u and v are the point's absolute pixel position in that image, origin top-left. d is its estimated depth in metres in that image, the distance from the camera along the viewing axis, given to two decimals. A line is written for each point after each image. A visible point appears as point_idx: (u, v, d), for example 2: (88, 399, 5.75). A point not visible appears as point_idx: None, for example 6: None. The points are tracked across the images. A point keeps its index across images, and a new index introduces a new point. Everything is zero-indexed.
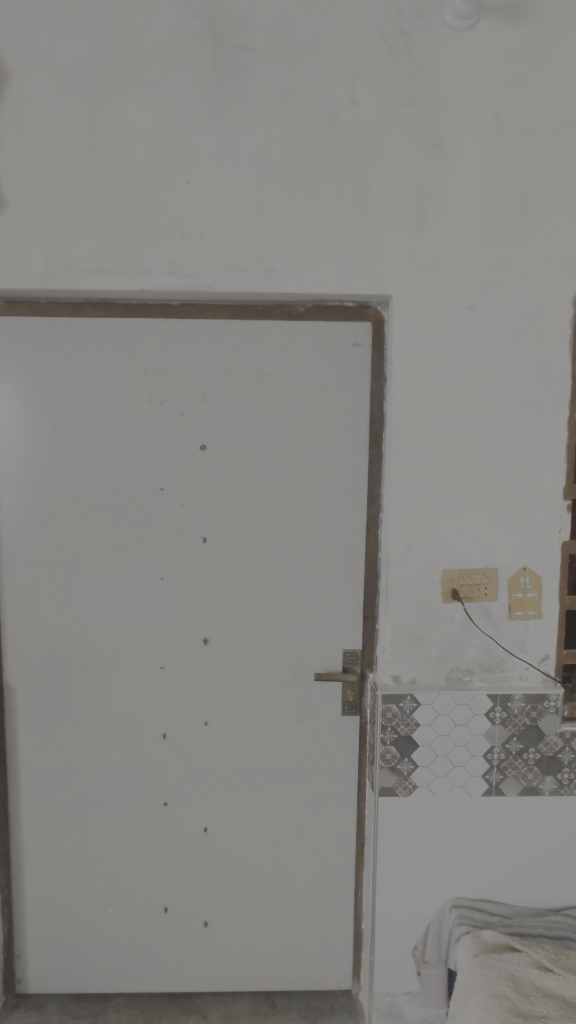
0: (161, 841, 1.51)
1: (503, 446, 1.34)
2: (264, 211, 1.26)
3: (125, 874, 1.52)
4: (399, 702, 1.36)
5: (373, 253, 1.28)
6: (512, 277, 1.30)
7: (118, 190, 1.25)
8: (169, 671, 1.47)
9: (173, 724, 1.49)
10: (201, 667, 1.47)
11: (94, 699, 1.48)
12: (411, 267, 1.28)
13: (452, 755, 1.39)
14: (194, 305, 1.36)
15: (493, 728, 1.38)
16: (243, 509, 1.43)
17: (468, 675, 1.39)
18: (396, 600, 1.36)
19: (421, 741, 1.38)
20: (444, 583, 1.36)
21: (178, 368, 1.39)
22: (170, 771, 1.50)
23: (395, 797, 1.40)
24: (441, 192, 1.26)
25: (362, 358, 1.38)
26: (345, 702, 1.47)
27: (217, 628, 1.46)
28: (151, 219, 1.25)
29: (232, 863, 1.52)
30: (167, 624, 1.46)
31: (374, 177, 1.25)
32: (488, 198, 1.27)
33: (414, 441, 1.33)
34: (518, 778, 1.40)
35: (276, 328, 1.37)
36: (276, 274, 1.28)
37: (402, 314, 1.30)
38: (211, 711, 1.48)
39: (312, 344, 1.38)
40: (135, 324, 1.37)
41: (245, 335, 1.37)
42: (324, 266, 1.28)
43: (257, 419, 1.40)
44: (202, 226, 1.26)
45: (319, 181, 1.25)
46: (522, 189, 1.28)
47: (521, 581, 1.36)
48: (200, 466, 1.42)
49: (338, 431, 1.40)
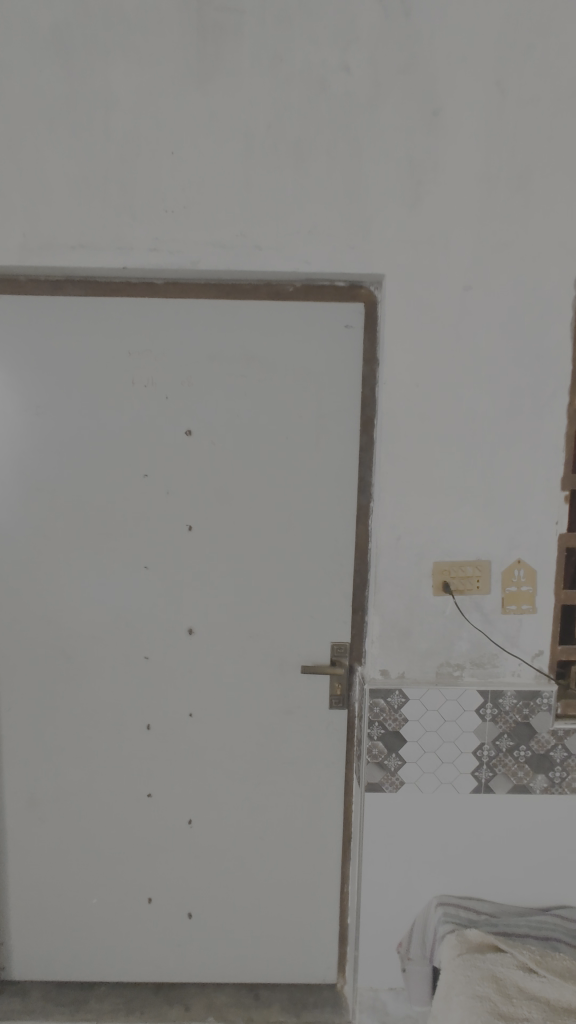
0: (144, 832, 1.50)
1: (498, 436, 1.29)
2: (250, 186, 1.20)
3: (109, 866, 1.51)
4: (386, 698, 1.33)
5: (365, 231, 1.22)
6: (511, 256, 1.24)
7: (99, 164, 1.19)
8: (153, 662, 1.44)
9: (157, 716, 1.46)
10: (185, 659, 1.44)
11: (77, 688, 1.45)
12: (405, 247, 1.23)
13: (441, 752, 1.36)
14: (179, 285, 1.31)
15: (484, 725, 1.35)
16: (229, 497, 1.39)
17: (459, 671, 1.35)
18: (385, 593, 1.32)
19: (409, 737, 1.35)
20: (434, 576, 1.31)
21: (163, 351, 1.34)
22: (154, 762, 1.48)
23: (382, 794, 1.37)
24: (438, 167, 1.20)
25: (353, 340, 1.33)
26: (332, 694, 1.43)
27: (203, 618, 1.42)
28: (132, 194, 1.20)
29: (217, 856, 1.50)
30: (151, 614, 1.42)
31: (367, 150, 1.19)
32: (487, 173, 1.21)
33: (406, 429, 1.28)
34: (508, 776, 1.37)
35: (263, 309, 1.32)
36: (263, 252, 1.22)
37: (395, 295, 1.24)
38: (195, 703, 1.45)
39: (302, 325, 1.32)
40: (119, 304, 1.32)
41: (231, 316, 1.32)
42: (313, 244, 1.22)
43: (244, 404, 1.36)
44: (186, 201, 1.20)
45: (309, 154, 1.19)
46: (521, 163, 1.21)
47: (515, 575, 1.32)
48: (185, 451, 1.38)
49: (328, 417, 1.36)
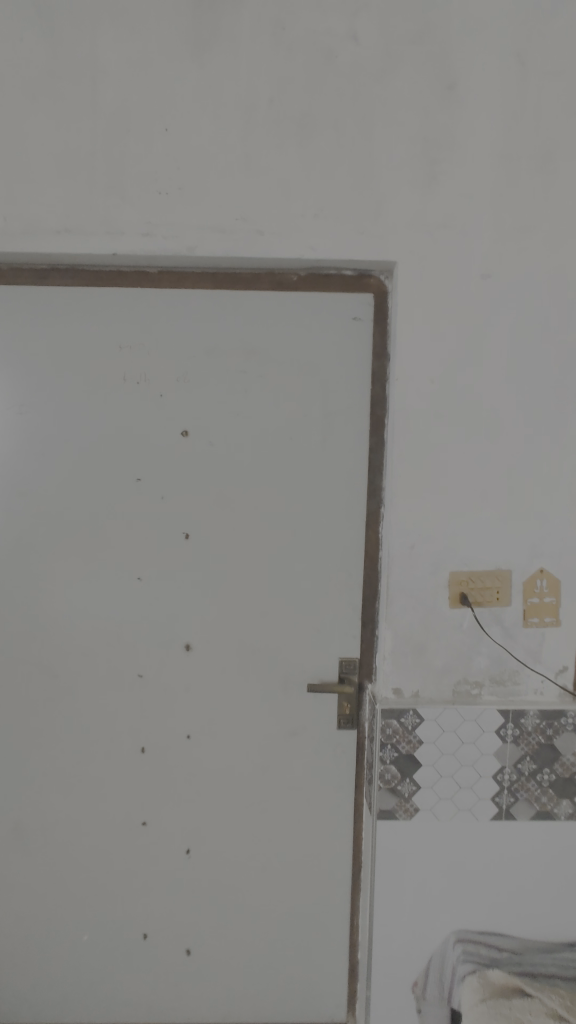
0: (139, 862, 1.39)
1: (519, 437, 1.20)
2: (251, 164, 1.10)
3: (100, 900, 1.40)
4: (399, 719, 1.23)
5: (375, 214, 1.13)
6: (532, 241, 1.15)
7: (85, 140, 1.10)
8: (147, 680, 1.33)
9: (152, 738, 1.35)
10: (182, 677, 1.33)
11: (65, 709, 1.35)
12: (418, 232, 1.13)
13: (458, 777, 1.26)
14: (173, 274, 1.22)
15: (504, 747, 1.25)
16: (229, 502, 1.29)
17: (477, 689, 1.25)
18: (398, 606, 1.22)
19: (424, 760, 1.25)
20: (451, 587, 1.22)
21: (157, 345, 1.24)
22: (148, 788, 1.37)
23: (395, 822, 1.27)
24: (454, 144, 1.11)
25: (362, 333, 1.23)
26: (340, 715, 1.32)
27: (200, 633, 1.32)
28: (122, 173, 1.10)
29: (217, 888, 1.39)
30: (145, 628, 1.32)
31: (377, 127, 1.10)
32: (507, 152, 1.12)
33: (419, 428, 1.19)
34: (531, 802, 1.27)
35: (265, 300, 1.23)
36: (265, 236, 1.12)
37: (408, 284, 1.15)
38: (193, 724, 1.35)
39: (307, 318, 1.23)
40: (109, 294, 1.23)
41: (230, 308, 1.23)
42: (319, 228, 1.13)
43: (245, 402, 1.26)
44: (181, 180, 1.11)
45: (314, 130, 1.10)
46: (543, 140, 1.12)
47: (537, 586, 1.22)
48: (181, 453, 1.28)
49: (335, 416, 1.26)
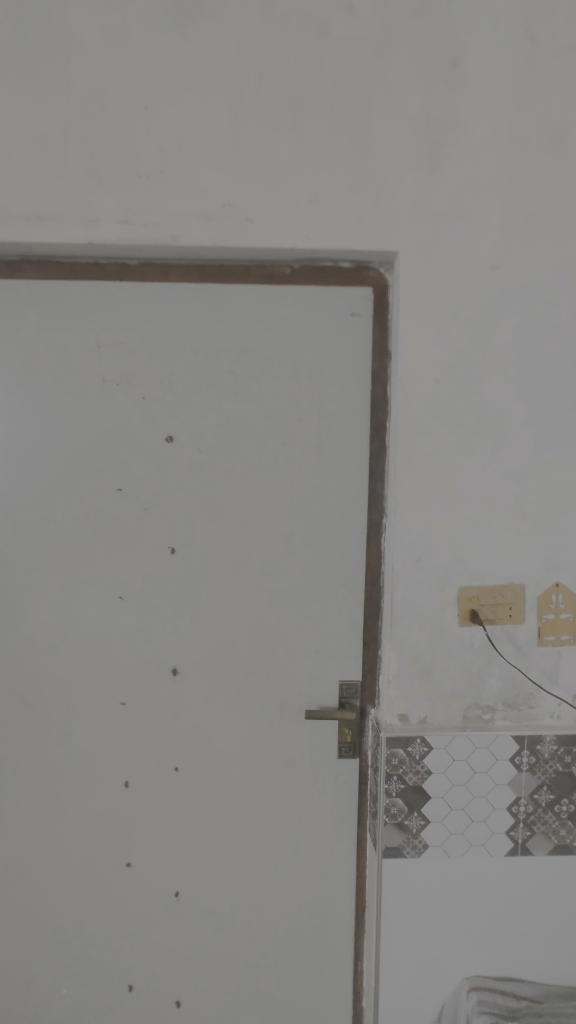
0: (122, 909, 1.26)
1: (531, 441, 1.11)
2: (239, 144, 1.01)
3: (81, 951, 1.27)
4: (406, 747, 1.13)
5: (374, 200, 1.04)
6: (544, 231, 1.07)
7: (58, 119, 1.00)
8: (131, 708, 1.22)
9: (136, 771, 1.23)
10: (169, 704, 1.22)
11: (42, 741, 1.23)
12: (421, 220, 1.05)
13: (470, 809, 1.16)
14: (156, 267, 1.13)
15: (519, 776, 1.15)
16: (220, 512, 1.19)
17: (489, 714, 1.15)
18: (403, 625, 1.13)
19: (433, 792, 1.15)
20: (460, 604, 1.12)
21: (139, 343, 1.15)
22: (132, 826, 1.25)
23: (402, 860, 1.17)
24: (459, 126, 1.03)
25: (360, 330, 1.14)
26: (341, 743, 1.22)
27: (188, 656, 1.21)
28: (99, 155, 1.01)
29: (209, 935, 1.26)
30: (128, 650, 1.21)
31: (376, 107, 1.02)
32: (516, 135, 1.04)
33: (424, 432, 1.10)
34: (548, 836, 1.17)
35: (256, 294, 1.13)
36: (255, 224, 1.03)
37: (411, 276, 1.06)
38: (182, 755, 1.23)
39: (302, 314, 1.14)
40: (87, 289, 1.14)
41: (218, 303, 1.14)
42: (314, 215, 1.03)
43: (235, 405, 1.16)
44: (163, 163, 1.01)
45: (307, 109, 1.01)
46: (554, 122, 1.04)
47: (553, 601, 1.13)
48: (166, 461, 1.18)
49: (333, 419, 1.16)
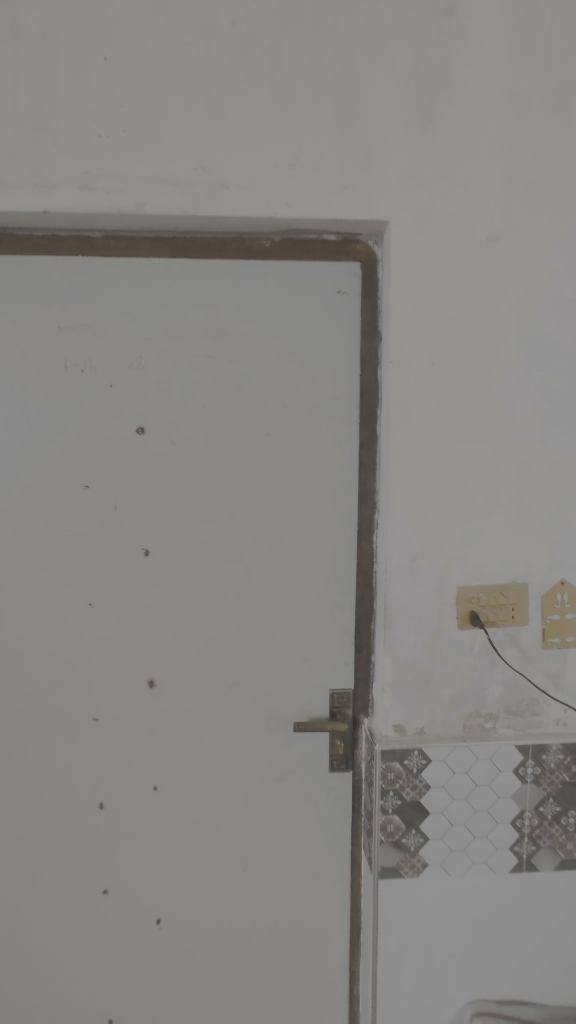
0: (100, 940, 1.16)
1: (534, 429, 1.03)
2: (211, 100, 0.91)
3: (55, 987, 1.17)
4: (403, 761, 1.05)
5: (362, 163, 0.94)
6: (547, 198, 0.98)
7: (7, 71, 0.89)
8: (104, 724, 1.12)
9: (112, 792, 1.14)
10: (146, 718, 1.12)
11: (7, 762, 1.12)
12: (414, 184, 0.95)
13: (472, 825, 1.08)
14: (122, 241, 1.03)
15: (524, 788, 1.08)
16: (198, 510, 1.09)
17: (491, 723, 1.07)
18: (397, 629, 1.04)
19: (432, 808, 1.07)
20: (459, 606, 1.04)
21: (105, 325, 1.04)
22: (109, 850, 1.15)
23: (400, 881, 1.09)
24: (454, 81, 0.94)
25: (347, 309, 1.05)
26: (333, 756, 1.14)
27: (166, 665, 1.11)
28: (54, 112, 0.90)
29: (195, 963, 1.18)
30: (99, 661, 1.11)
31: (362, 59, 0.92)
32: (517, 90, 0.95)
33: (418, 420, 1.01)
34: (555, 850, 1.10)
35: (233, 270, 1.04)
36: (230, 190, 0.93)
37: (402, 248, 0.97)
38: (161, 773, 1.14)
39: (283, 292, 1.04)
40: (46, 265, 1.03)
41: (192, 280, 1.04)
42: (296, 180, 0.94)
43: (212, 393, 1.06)
44: (125, 121, 0.91)
45: (286, 62, 0.91)
46: (558, 77, 0.95)
47: (558, 600, 1.05)
48: (138, 453, 1.07)
49: (319, 407, 1.07)
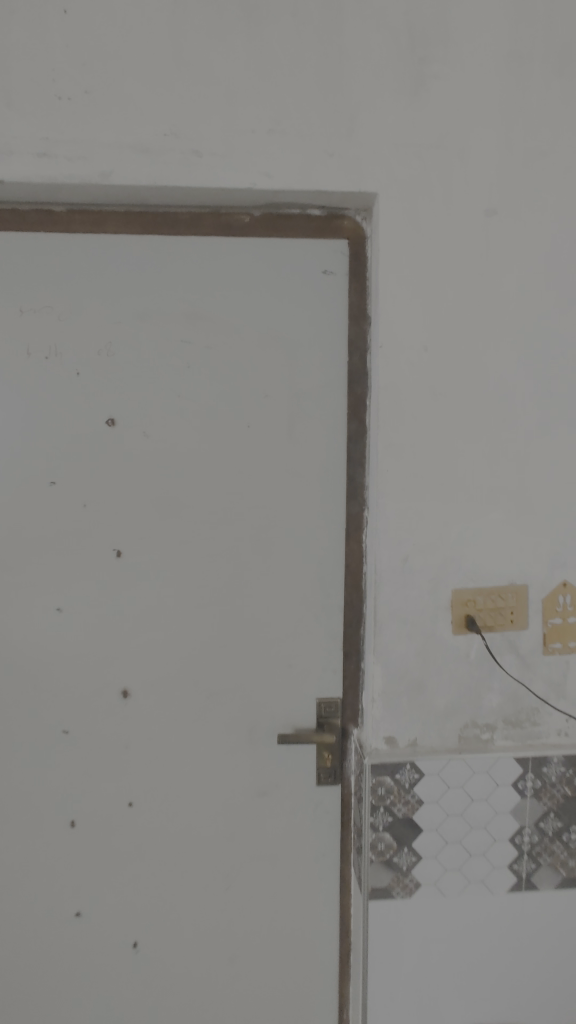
0: (72, 966, 1.09)
1: (535, 420, 0.95)
2: (182, 59, 0.83)
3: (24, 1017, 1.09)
4: (394, 776, 0.98)
5: (348, 130, 0.87)
6: (549, 169, 0.90)
7: None
8: (75, 737, 1.05)
9: (84, 808, 1.07)
10: (120, 731, 1.05)
11: None
12: (405, 153, 0.88)
13: (468, 843, 1.02)
14: (88, 216, 0.95)
15: (523, 803, 1.01)
16: (174, 507, 1.01)
17: (488, 735, 1.01)
18: (388, 635, 0.97)
19: (425, 824, 1.00)
20: (455, 610, 0.97)
21: (71, 308, 0.96)
22: (81, 871, 1.08)
23: (392, 903, 1.02)
24: (448, 40, 0.87)
25: (333, 291, 0.97)
26: (320, 769, 1.07)
27: (141, 674, 1.04)
28: (8, 71, 0.82)
29: (174, 988, 1.11)
30: (69, 670, 1.03)
31: (348, 16, 0.85)
32: (517, 51, 0.88)
33: (409, 410, 0.93)
34: (556, 868, 1.04)
35: (210, 248, 0.96)
36: (204, 158, 0.85)
37: (393, 223, 0.89)
38: (137, 788, 1.07)
39: (264, 272, 0.97)
40: (5, 243, 0.95)
41: (165, 259, 0.96)
42: (276, 147, 0.86)
43: (189, 381, 0.99)
44: (88, 82, 0.83)
45: (265, 19, 0.84)
46: (561, 37, 0.88)
47: (560, 603, 0.99)
48: (108, 447, 1.00)
49: (304, 397, 1.00)
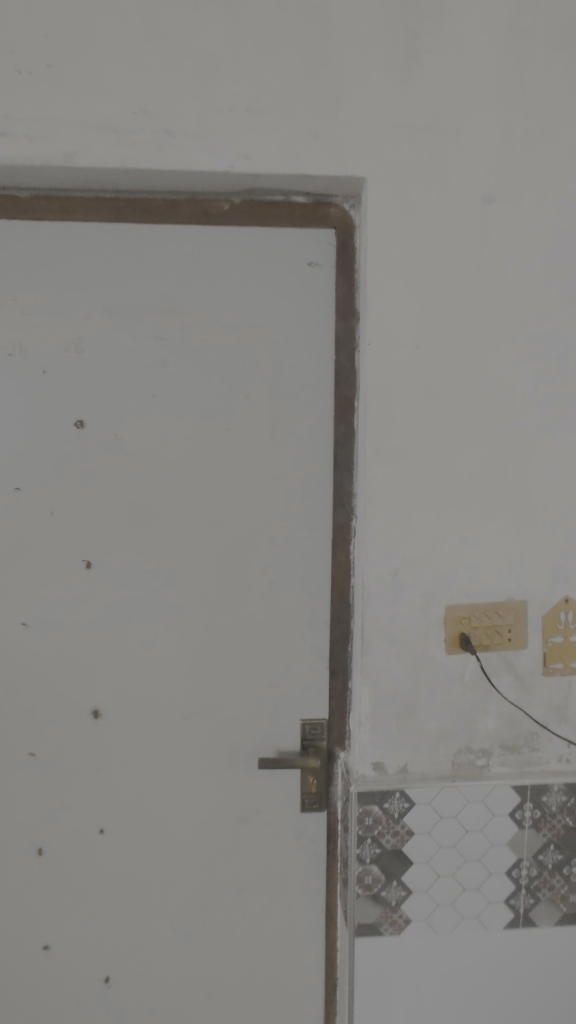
0: (40, 1001, 1.03)
1: (536, 422, 0.89)
2: (153, 31, 0.77)
3: None
4: (382, 804, 0.92)
5: (334, 108, 0.80)
6: (552, 152, 0.84)
7: None
8: (42, 759, 0.98)
9: (52, 835, 1.00)
10: (90, 752, 0.99)
11: None
12: (396, 134, 0.81)
13: (461, 876, 0.95)
14: (55, 203, 0.88)
15: (521, 834, 0.94)
16: (148, 515, 0.95)
17: (483, 760, 0.94)
18: (376, 654, 0.91)
19: (416, 857, 0.94)
20: (448, 627, 0.90)
21: (37, 301, 0.90)
22: (49, 901, 1.01)
23: (379, 940, 0.95)
24: (443, 14, 0.80)
25: (319, 285, 0.91)
26: (304, 794, 1.00)
27: (113, 693, 0.98)
28: None
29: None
30: (36, 688, 0.97)
31: None
32: (518, 26, 0.81)
33: (400, 413, 0.87)
34: (556, 903, 0.97)
35: (187, 238, 0.90)
36: (177, 138, 0.79)
37: (383, 210, 0.83)
38: (109, 813, 1.00)
39: (245, 264, 0.90)
40: None
41: (139, 249, 0.90)
42: (255, 127, 0.79)
43: (164, 380, 0.92)
44: (50, 55, 0.77)
45: None
46: (566, 9, 0.81)
47: (562, 620, 0.92)
48: (78, 451, 0.93)
49: (288, 397, 0.93)
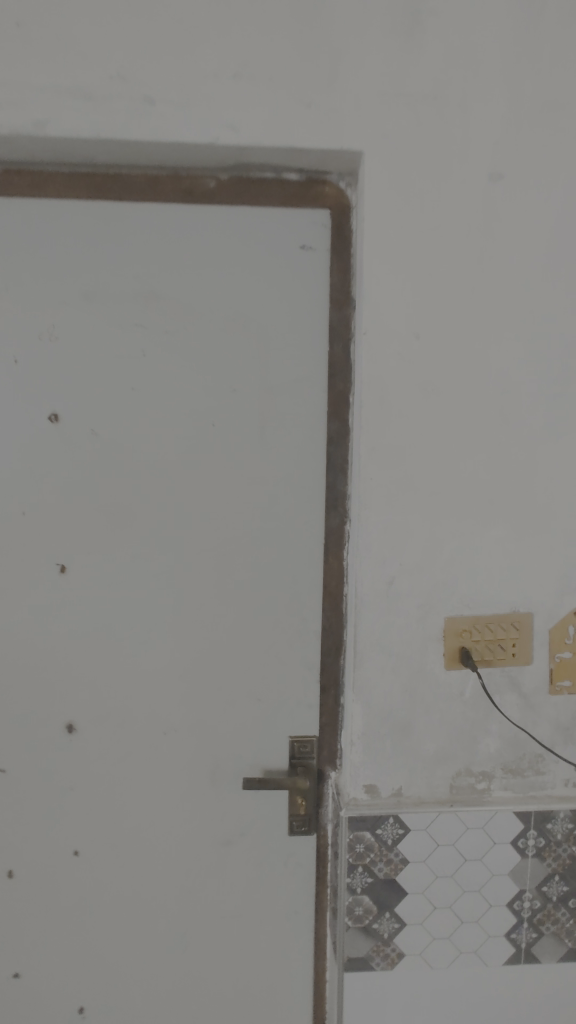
0: None
1: (543, 421, 0.82)
2: None
3: None
4: (374, 830, 0.85)
5: (328, 76, 0.73)
6: (564, 129, 0.77)
7: None
8: (12, 775, 0.92)
9: (22, 856, 0.94)
10: (64, 768, 0.92)
11: None
12: (395, 107, 0.75)
13: (459, 907, 0.88)
14: (29, 179, 0.82)
15: (524, 863, 0.88)
16: (127, 516, 0.89)
17: (484, 784, 0.87)
18: (370, 668, 0.84)
19: (411, 886, 0.87)
20: (447, 641, 0.84)
21: (8, 284, 0.84)
22: (20, 926, 0.95)
23: (370, 975, 0.88)
24: None
25: (312, 270, 0.84)
26: (292, 817, 0.93)
27: (88, 705, 0.91)
28: None
29: None
30: (5, 701, 0.91)
31: None
32: None
33: (397, 408, 0.80)
34: (560, 938, 0.90)
35: (170, 218, 0.83)
36: (157, 105, 0.72)
37: (381, 188, 0.76)
38: (83, 834, 0.94)
39: (233, 246, 0.84)
40: None
41: (118, 230, 0.83)
42: (242, 94, 0.73)
43: (145, 371, 0.86)
44: (19, 14, 0.71)
45: None
46: None
47: (569, 635, 0.85)
48: (52, 447, 0.87)
49: (278, 391, 0.87)
